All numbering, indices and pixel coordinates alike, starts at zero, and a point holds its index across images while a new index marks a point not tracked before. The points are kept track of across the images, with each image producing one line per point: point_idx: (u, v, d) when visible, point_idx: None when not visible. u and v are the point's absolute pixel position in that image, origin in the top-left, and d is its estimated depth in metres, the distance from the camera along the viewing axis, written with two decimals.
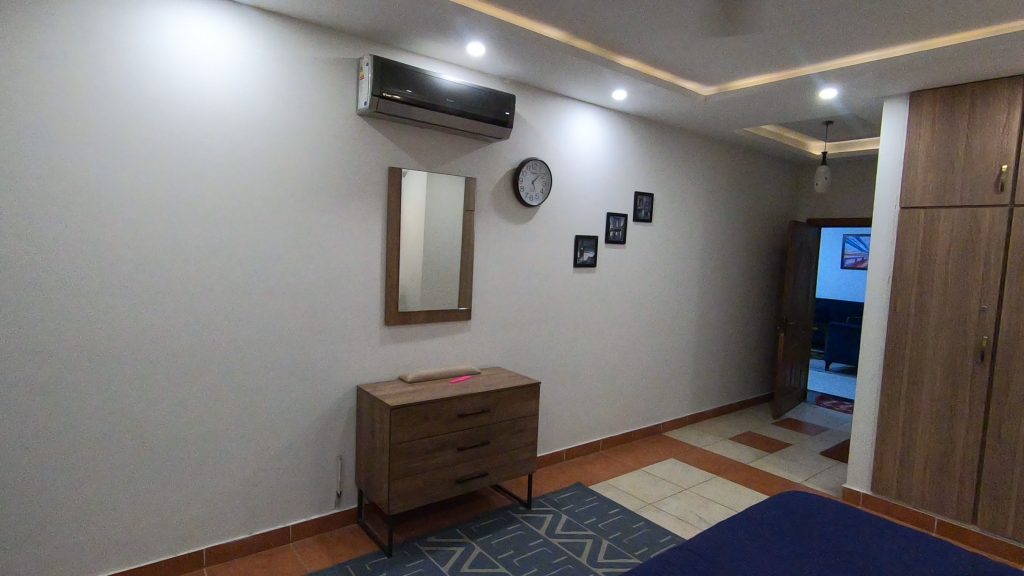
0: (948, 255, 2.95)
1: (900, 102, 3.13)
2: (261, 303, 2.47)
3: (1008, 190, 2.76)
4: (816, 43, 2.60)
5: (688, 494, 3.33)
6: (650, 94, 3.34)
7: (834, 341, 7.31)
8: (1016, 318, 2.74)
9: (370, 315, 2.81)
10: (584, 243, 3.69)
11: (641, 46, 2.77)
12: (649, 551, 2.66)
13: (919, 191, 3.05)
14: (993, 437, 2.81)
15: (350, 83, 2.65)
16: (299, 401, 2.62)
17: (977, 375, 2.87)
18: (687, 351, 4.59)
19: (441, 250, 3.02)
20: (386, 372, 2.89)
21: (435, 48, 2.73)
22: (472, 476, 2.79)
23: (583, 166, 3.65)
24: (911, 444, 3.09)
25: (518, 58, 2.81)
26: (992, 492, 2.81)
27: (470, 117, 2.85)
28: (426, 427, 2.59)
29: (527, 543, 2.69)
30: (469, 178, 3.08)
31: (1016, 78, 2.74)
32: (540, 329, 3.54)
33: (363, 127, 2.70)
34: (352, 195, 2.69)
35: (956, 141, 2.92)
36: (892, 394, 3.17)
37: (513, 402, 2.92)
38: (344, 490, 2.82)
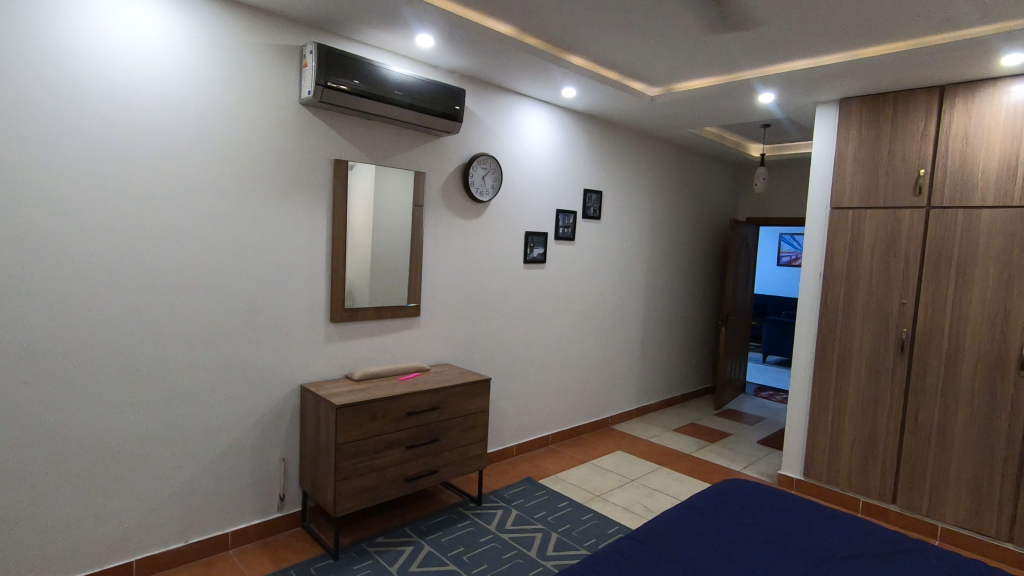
0: (873, 253, 3.14)
1: (830, 108, 3.30)
2: (198, 301, 2.35)
3: (926, 193, 2.97)
4: (757, 49, 2.71)
5: (635, 485, 3.41)
6: (598, 92, 3.38)
7: (771, 334, 7.66)
8: (932, 312, 2.96)
9: (315, 313, 2.72)
10: (534, 239, 3.71)
11: (590, 44, 2.79)
12: (597, 542, 2.71)
13: (847, 193, 3.23)
14: (911, 423, 3.03)
15: (294, 71, 2.55)
16: (240, 402, 2.51)
17: (897, 365, 3.08)
18: (634, 345, 4.70)
19: (390, 245, 2.96)
20: (331, 371, 2.81)
21: (383, 38, 2.67)
22: (421, 474, 2.76)
23: (534, 163, 3.67)
24: (840, 431, 3.28)
25: (467, 52, 2.78)
26: (910, 473, 3.03)
27: (420, 110, 2.81)
28: (374, 426, 2.54)
29: (477, 540, 2.69)
30: (418, 173, 3.03)
31: (933, 88, 2.94)
32: (491, 326, 3.54)
33: (307, 117, 2.60)
34: (295, 189, 2.59)
35: (880, 146, 3.11)
36: (822, 384, 3.35)
37: (463, 399, 2.91)
38: (288, 493, 2.73)
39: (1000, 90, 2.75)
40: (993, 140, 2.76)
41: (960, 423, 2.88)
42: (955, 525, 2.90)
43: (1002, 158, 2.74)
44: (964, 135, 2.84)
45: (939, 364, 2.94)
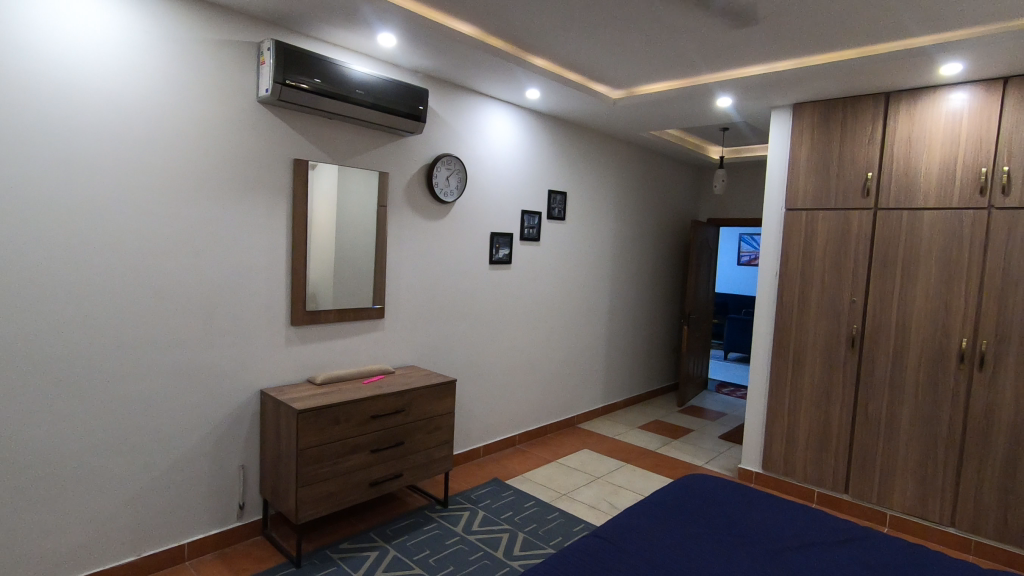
0: (825, 252, 3.26)
1: (785, 112, 3.42)
2: (151, 304, 2.27)
3: (873, 195, 3.10)
4: (714, 54, 2.78)
5: (601, 482, 3.45)
6: (562, 94, 3.41)
7: (732, 332, 7.87)
8: (879, 309, 3.09)
9: (276, 316, 2.66)
10: (499, 239, 3.72)
11: (553, 47, 2.82)
12: (563, 540, 2.74)
13: (801, 195, 3.35)
14: (862, 415, 3.16)
15: (250, 68, 2.48)
16: (197, 409, 2.43)
17: (848, 360, 3.20)
18: (599, 344, 4.76)
19: (353, 246, 2.92)
20: (293, 375, 2.75)
21: (344, 36, 2.63)
22: (386, 477, 2.73)
23: (498, 164, 3.67)
24: (796, 424, 3.40)
25: (430, 52, 2.77)
26: (860, 463, 3.16)
27: (383, 110, 2.78)
28: (337, 430, 2.50)
29: (444, 542, 2.68)
30: (382, 173, 3.00)
31: (878, 95, 3.08)
32: (456, 326, 3.53)
33: (265, 116, 2.54)
34: (253, 189, 2.53)
35: (831, 150, 3.23)
36: (779, 380, 3.46)
37: (428, 401, 2.89)
38: (247, 501, 2.65)
39: (939, 97, 2.89)
40: (933, 144, 2.91)
41: (906, 414, 3.02)
42: (902, 512, 3.03)
43: (942, 161, 2.88)
44: (908, 139, 2.98)
45: (886, 358, 3.07)
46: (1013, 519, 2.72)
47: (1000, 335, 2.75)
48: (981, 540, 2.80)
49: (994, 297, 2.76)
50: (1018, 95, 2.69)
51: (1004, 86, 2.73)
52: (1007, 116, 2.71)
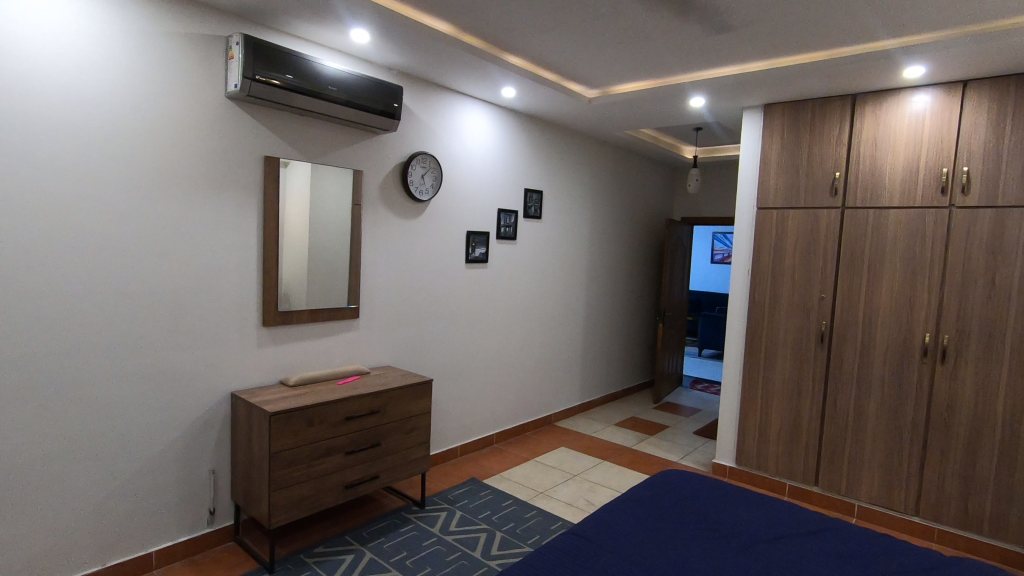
0: (796, 250, 3.33)
1: (756, 113, 3.48)
2: (115, 306, 2.19)
3: (841, 194, 3.17)
4: (688, 55, 2.81)
5: (578, 480, 3.47)
6: (537, 93, 3.42)
7: (705, 329, 7.99)
8: (847, 305, 3.17)
9: (246, 317, 2.60)
10: (475, 238, 3.70)
11: (528, 45, 2.81)
12: (540, 539, 2.74)
13: (772, 194, 3.41)
14: (831, 408, 3.23)
15: (218, 62, 2.42)
16: (164, 412, 2.36)
17: (818, 356, 3.28)
18: (576, 342, 4.78)
19: (327, 245, 2.87)
20: (265, 377, 2.69)
21: (316, 31, 2.58)
22: (362, 479, 2.69)
23: (474, 163, 3.66)
24: (768, 418, 3.46)
25: (405, 48, 2.74)
26: (830, 456, 3.24)
27: (356, 107, 2.75)
28: (311, 433, 2.45)
29: (421, 543, 2.66)
30: (356, 171, 2.95)
31: (845, 97, 3.16)
32: (433, 326, 3.50)
33: (234, 112, 2.48)
34: (223, 187, 2.46)
35: (800, 150, 3.30)
36: (752, 375, 3.52)
37: (404, 401, 2.86)
38: (219, 507, 2.59)
39: (903, 99, 2.98)
40: (898, 145, 2.99)
41: (873, 407, 3.10)
42: (869, 502, 3.12)
43: (906, 162, 2.97)
44: (874, 140, 3.06)
45: (854, 353, 3.15)
46: (974, 507, 2.82)
47: (960, 329, 2.85)
48: (944, 528, 2.89)
49: (955, 293, 2.86)
50: (976, 98, 2.78)
51: (964, 89, 2.82)
52: (967, 118, 2.81)
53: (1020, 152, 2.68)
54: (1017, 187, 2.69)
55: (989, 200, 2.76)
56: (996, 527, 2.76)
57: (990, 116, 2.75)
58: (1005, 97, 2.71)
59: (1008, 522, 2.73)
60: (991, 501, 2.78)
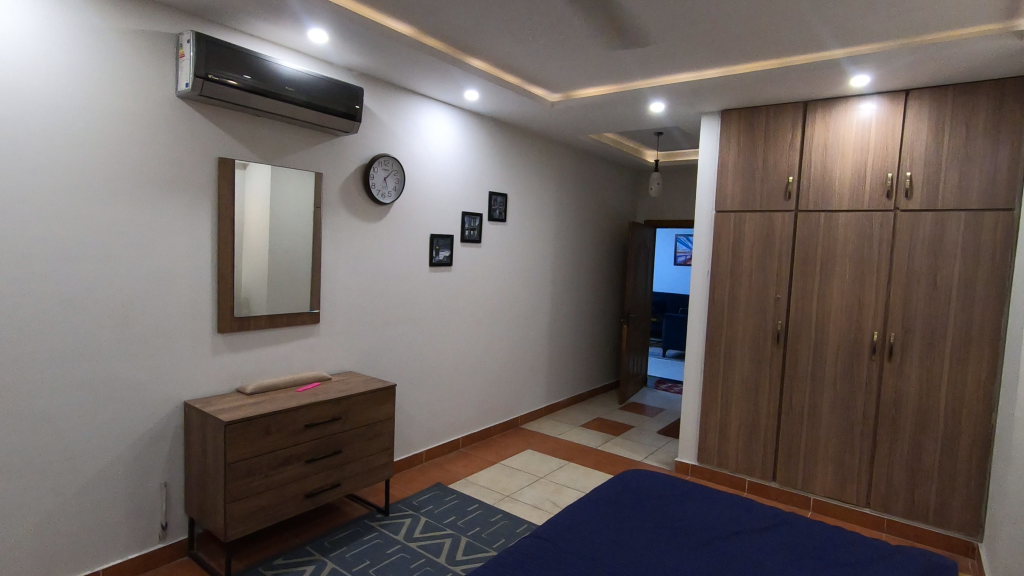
0: (753, 251, 3.42)
1: (713, 118, 3.56)
2: (57, 313, 2.09)
3: (794, 197, 3.28)
4: (647, 61, 2.86)
5: (544, 482, 3.48)
6: (500, 96, 3.42)
7: (669, 330, 8.14)
8: (802, 305, 3.28)
9: (200, 323, 2.51)
10: (439, 242, 3.68)
11: (490, 49, 2.82)
12: (506, 542, 2.73)
13: (730, 197, 3.50)
14: (788, 405, 3.33)
15: (168, 59, 2.34)
16: (112, 424, 2.26)
17: (774, 354, 3.37)
18: (542, 344, 4.80)
19: (286, 249, 2.81)
20: (221, 385, 2.61)
21: (273, 30, 2.53)
22: (323, 488, 2.64)
23: (438, 166, 3.64)
24: (728, 417, 3.54)
25: (365, 50, 2.71)
26: (787, 451, 3.34)
27: (316, 108, 2.70)
28: (269, 441, 2.39)
29: (384, 551, 2.62)
30: (316, 174, 2.90)
31: (797, 104, 3.27)
32: (396, 330, 3.46)
33: (186, 112, 2.40)
34: (175, 188, 2.38)
35: (756, 154, 3.40)
36: (712, 374, 3.60)
37: (367, 407, 2.82)
38: (171, 521, 2.49)
39: (851, 106, 3.10)
40: (846, 151, 3.11)
41: (826, 403, 3.21)
42: (824, 496, 3.22)
43: (853, 167, 3.09)
44: (824, 146, 3.18)
45: (808, 351, 3.26)
46: (919, 497, 2.94)
47: (906, 327, 2.97)
48: (892, 518, 3.02)
49: (901, 293, 2.98)
50: (917, 106, 2.92)
51: (906, 98, 2.96)
52: (909, 126, 2.95)
53: (957, 159, 2.83)
54: (955, 191, 2.84)
55: (930, 204, 2.90)
56: (940, 515, 2.89)
57: (929, 124, 2.89)
58: (943, 106, 2.86)
59: (950, 510, 2.87)
60: (935, 491, 2.91)
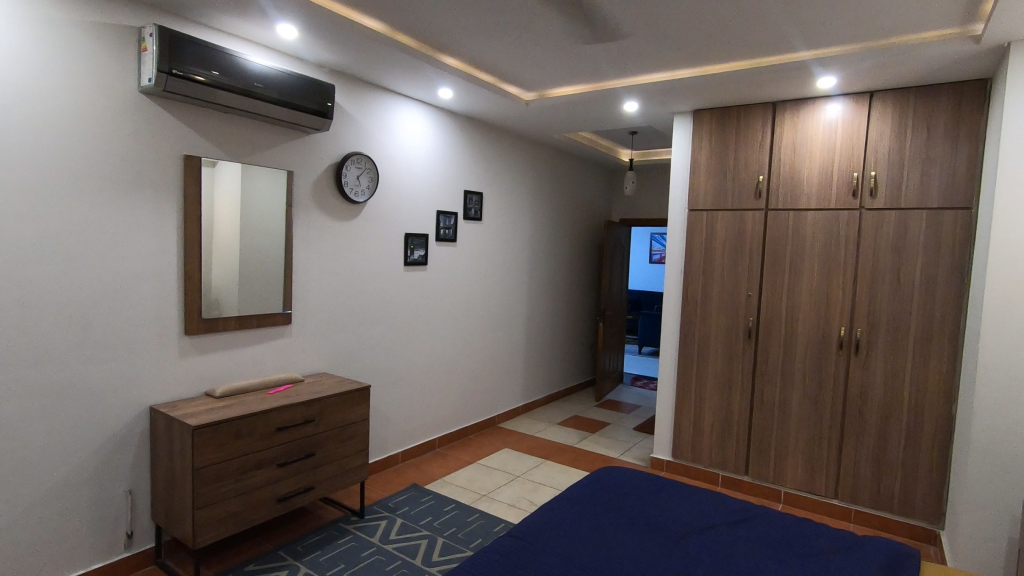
0: (725, 249, 3.48)
1: (686, 118, 3.61)
2: (14, 316, 2.01)
3: (764, 196, 3.34)
4: (621, 60, 2.88)
5: (520, 481, 3.48)
6: (474, 94, 3.41)
7: (645, 327, 8.23)
8: (772, 302, 3.34)
9: (166, 325, 2.44)
10: (414, 241, 3.65)
11: (463, 46, 2.80)
12: (482, 541, 2.73)
13: (702, 196, 3.55)
14: (759, 400, 3.39)
15: (130, 54, 2.27)
16: (73, 431, 2.19)
17: (746, 350, 3.43)
18: (518, 342, 4.80)
19: (256, 248, 2.75)
20: (188, 389, 2.54)
21: (240, 25, 2.47)
22: (296, 492, 2.60)
23: (412, 165, 3.60)
24: (701, 412, 3.59)
25: (336, 46, 2.67)
26: (759, 445, 3.40)
27: (286, 105, 2.66)
28: (239, 446, 2.34)
29: (359, 554, 2.59)
30: (287, 172, 2.85)
31: (767, 104, 3.33)
32: (370, 330, 3.43)
33: (150, 108, 2.33)
34: (138, 186, 2.31)
35: (727, 153, 3.45)
36: (686, 371, 3.65)
37: (341, 409, 2.78)
38: (137, 530, 2.42)
39: (818, 107, 3.17)
40: (814, 151, 3.18)
41: (796, 397, 3.28)
42: (794, 489, 3.29)
43: (821, 166, 3.16)
44: (793, 146, 3.24)
45: (778, 347, 3.33)
46: (885, 488, 3.03)
47: (871, 322, 3.05)
48: (860, 509, 3.10)
49: (866, 289, 3.06)
50: (881, 107, 3.00)
51: (870, 100, 3.04)
52: (873, 127, 3.02)
53: (919, 159, 2.92)
54: (917, 190, 2.92)
55: (893, 203, 2.98)
56: (904, 505, 2.98)
57: (893, 125, 2.97)
58: (905, 108, 2.94)
59: (913, 500, 2.96)
60: (900, 482, 2.99)
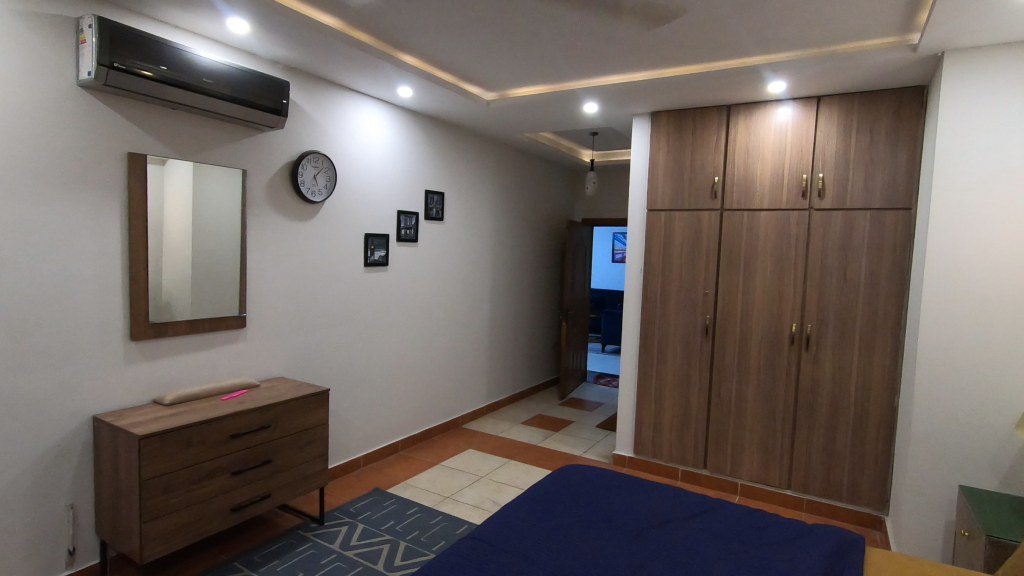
0: (683, 248, 3.55)
1: (644, 120, 3.67)
2: None
3: (719, 196, 3.43)
4: (580, 62, 2.92)
5: (484, 481, 3.48)
6: (434, 93, 3.38)
7: (608, 326, 8.34)
8: (727, 299, 3.43)
9: (110, 330, 2.33)
10: (374, 241, 3.60)
11: (422, 45, 2.78)
12: (445, 544, 2.71)
13: (660, 197, 3.61)
14: (717, 395, 3.48)
15: (68, 46, 2.15)
16: (7, 444, 2.07)
17: (703, 347, 3.52)
18: (482, 342, 4.79)
19: (208, 249, 2.66)
20: (136, 397, 2.44)
21: (187, 18, 2.38)
22: (251, 500, 2.52)
23: (371, 164, 3.55)
24: (661, 408, 3.66)
25: (290, 42, 2.60)
26: (717, 440, 3.49)
27: (238, 102, 2.58)
28: (190, 454, 2.25)
29: (319, 562, 2.53)
30: (240, 171, 2.76)
31: (721, 107, 3.41)
32: (330, 333, 3.36)
33: (90, 103, 2.22)
34: (78, 185, 2.20)
35: (684, 155, 3.53)
36: (646, 367, 3.71)
37: (299, 413, 2.72)
38: (80, 546, 2.30)
39: (769, 110, 3.27)
40: (766, 153, 3.28)
41: (751, 392, 3.38)
42: (750, 481, 3.39)
43: (773, 168, 3.27)
44: (746, 148, 3.34)
45: (734, 344, 3.42)
46: (834, 477, 3.15)
47: (820, 318, 3.18)
48: (811, 498, 3.22)
49: (815, 286, 3.18)
50: (828, 111, 3.12)
51: (818, 104, 3.15)
52: (821, 130, 3.14)
53: (862, 161, 3.05)
54: (861, 191, 3.05)
55: (840, 203, 3.10)
56: (852, 493, 3.12)
57: (839, 128, 3.10)
58: (850, 112, 3.07)
59: (861, 488, 3.09)
60: (848, 471, 3.12)
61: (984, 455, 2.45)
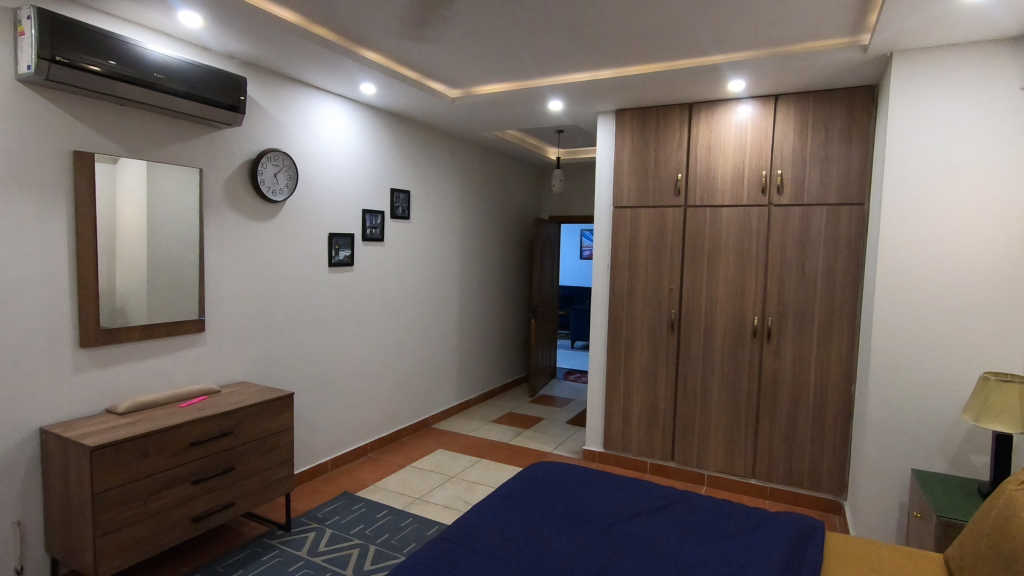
0: (648, 244, 3.60)
1: (609, 117, 3.70)
2: None
3: (683, 193, 3.49)
4: (545, 60, 2.92)
5: (455, 481, 3.46)
6: (398, 90, 3.34)
7: (577, 322, 8.40)
8: (692, 293, 3.49)
9: (58, 338, 2.22)
10: (339, 241, 3.53)
11: (384, 41, 2.73)
12: (416, 546, 2.68)
13: (625, 194, 3.65)
14: (683, 388, 3.54)
15: (4, 37, 2.03)
16: None
17: (669, 341, 3.58)
18: (450, 341, 4.77)
19: (163, 251, 2.56)
20: (87, 406, 2.33)
21: (136, 10, 2.29)
22: (213, 509, 2.44)
23: (334, 162, 3.48)
24: (630, 402, 3.71)
25: (246, 36, 2.53)
26: (684, 432, 3.55)
27: (192, 98, 2.49)
28: (146, 465, 2.17)
29: (285, 570, 2.47)
30: (197, 170, 2.67)
31: (683, 105, 3.47)
32: (294, 335, 3.28)
33: (31, 99, 2.10)
34: (18, 186, 2.08)
35: (648, 152, 3.57)
36: (615, 363, 3.75)
37: (262, 418, 2.65)
38: (29, 563, 2.19)
39: (729, 109, 3.34)
40: (727, 150, 3.35)
41: (716, 384, 3.45)
42: (716, 471, 3.47)
43: (734, 165, 3.34)
44: (708, 146, 3.40)
45: (699, 337, 3.49)
46: (795, 465, 3.25)
47: (780, 311, 3.27)
48: (774, 486, 3.31)
49: (776, 280, 3.27)
50: (785, 110, 3.21)
51: (775, 102, 3.24)
52: (779, 128, 3.23)
53: (818, 158, 3.14)
54: (818, 187, 3.15)
55: (797, 199, 3.20)
56: (813, 480, 3.22)
57: (796, 126, 3.18)
58: (806, 110, 3.16)
59: (821, 475, 3.19)
60: (809, 459, 3.22)
61: (933, 439, 2.56)
